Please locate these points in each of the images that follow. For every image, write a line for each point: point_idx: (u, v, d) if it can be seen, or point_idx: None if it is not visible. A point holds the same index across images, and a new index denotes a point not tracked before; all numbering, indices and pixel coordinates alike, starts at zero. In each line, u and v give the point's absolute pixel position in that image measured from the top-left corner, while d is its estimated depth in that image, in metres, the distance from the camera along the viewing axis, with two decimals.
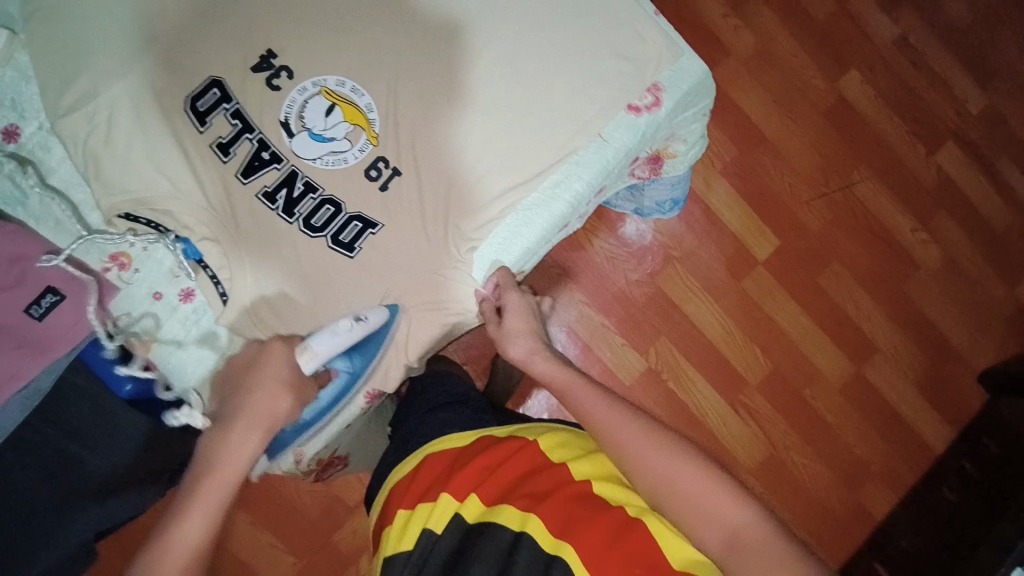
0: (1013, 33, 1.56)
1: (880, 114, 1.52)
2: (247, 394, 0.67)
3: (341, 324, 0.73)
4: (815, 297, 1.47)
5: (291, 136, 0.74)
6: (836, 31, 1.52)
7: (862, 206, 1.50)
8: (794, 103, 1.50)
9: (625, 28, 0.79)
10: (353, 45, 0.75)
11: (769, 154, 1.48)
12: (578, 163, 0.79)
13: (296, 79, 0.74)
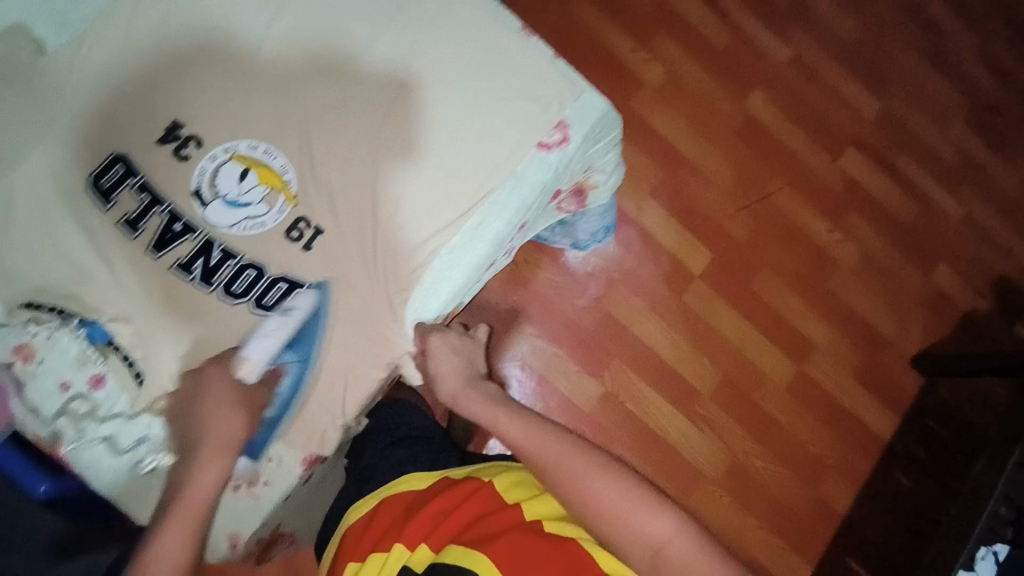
0: (891, 46, 1.72)
1: (786, 129, 1.64)
2: (202, 417, 0.62)
3: (268, 324, 0.71)
4: (751, 303, 1.54)
5: (205, 204, 0.72)
6: (736, 57, 1.65)
7: (780, 214, 1.60)
8: (707, 126, 1.61)
9: (528, 72, 0.83)
10: (262, 109, 0.75)
11: (691, 174, 1.57)
12: (495, 204, 0.81)
13: (205, 147, 0.73)
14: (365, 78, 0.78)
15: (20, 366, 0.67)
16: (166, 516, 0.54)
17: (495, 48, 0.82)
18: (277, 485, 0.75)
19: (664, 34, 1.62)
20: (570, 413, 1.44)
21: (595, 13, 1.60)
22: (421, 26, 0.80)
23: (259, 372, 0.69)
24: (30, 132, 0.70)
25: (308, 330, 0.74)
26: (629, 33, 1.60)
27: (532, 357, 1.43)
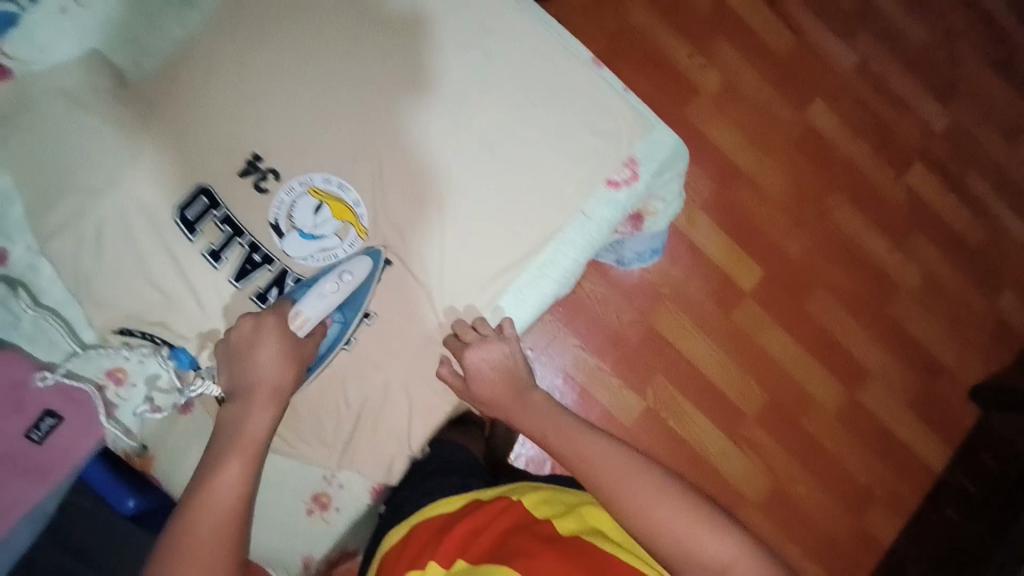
0: (970, 52, 1.60)
1: (849, 140, 1.56)
2: (253, 364, 0.65)
3: (326, 284, 0.70)
4: (802, 323, 1.49)
5: (282, 236, 0.74)
6: (800, 62, 1.56)
7: (838, 231, 1.53)
8: (765, 136, 1.54)
9: (598, 106, 0.81)
10: (334, 139, 0.76)
11: (746, 186, 1.51)
12: (563, 242, 0.80)
13: (283, 179, 0.75)
14: (434, 113, 0.77)
15: (112, 388, 0.71)
16: (222, 454, 0.58)
17: (565, 82, 0.80)
18: (345, 511, 0.77)
19: (724, 38, 1.55)
20: (611, 426, 1.42)
21: (651, 17, 1.54)
22: (491, 61, 0.79)
23: (309, 327, 0.70)
24: (117, 161, 0.71)
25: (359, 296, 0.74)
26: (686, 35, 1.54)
27: (575, 369, 1.42)
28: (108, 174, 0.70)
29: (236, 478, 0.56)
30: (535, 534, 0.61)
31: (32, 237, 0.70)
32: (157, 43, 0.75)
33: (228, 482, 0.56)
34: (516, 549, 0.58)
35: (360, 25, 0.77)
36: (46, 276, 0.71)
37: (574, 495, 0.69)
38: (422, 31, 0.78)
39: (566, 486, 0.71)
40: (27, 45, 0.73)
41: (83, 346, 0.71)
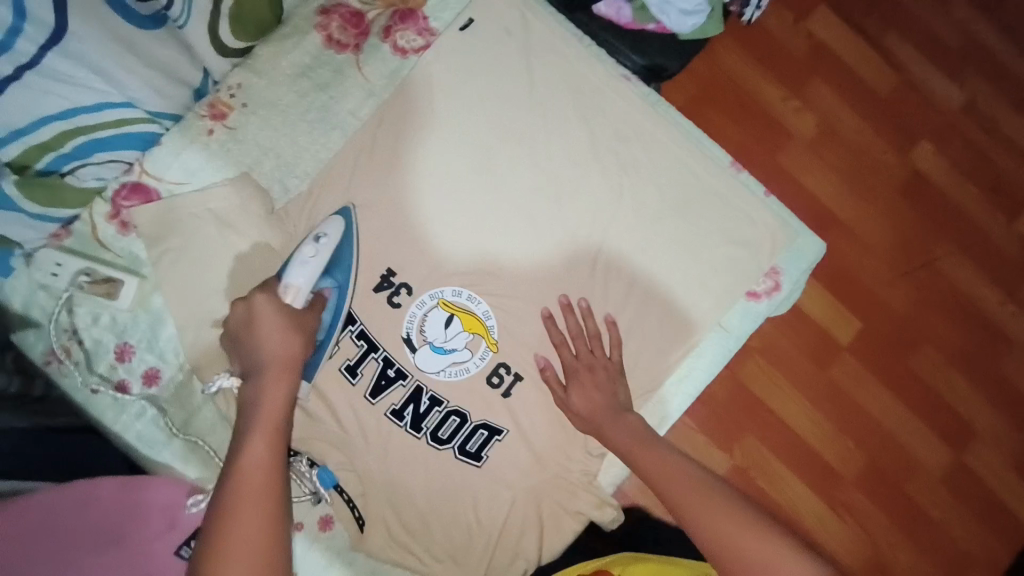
0: None
1: (959, 185, 1.16)
2: (256, 341, 0.64)
3: (305, 250, 0.69)
4: (911, 388, 1.12)
5: (415, 350, 0.74)
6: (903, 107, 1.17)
7: (947, 285, 1.14)
8: (862, 175, 1.15)
9: (736, 215, 0.78)
10: (467, 250, 0.76)
11: (843, 239, 1.14)
12: (701, 355, 0.77)
13: (415, 294, 0.75)
14: (572, 230, 0.77)
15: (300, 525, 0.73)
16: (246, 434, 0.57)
17: (700, 190, 0.78)
18: None
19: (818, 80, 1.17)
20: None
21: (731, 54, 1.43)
22: (630, 169, 0.78)
23: (304, 296, 0.67)
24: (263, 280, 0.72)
25: (342, 257, 0.72)
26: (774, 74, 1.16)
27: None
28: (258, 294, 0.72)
29: (267, 456, 0.55)
30: None
31: (186, 356, 0.71)
32: (298, 155, 0.74)
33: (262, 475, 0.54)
34: None
35: (496, 140, 0.77)
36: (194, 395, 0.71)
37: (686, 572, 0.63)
38: (557, 145, 0.78)
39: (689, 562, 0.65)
40: (158, 159, 0.71)
41: (230, 463, 0.71)
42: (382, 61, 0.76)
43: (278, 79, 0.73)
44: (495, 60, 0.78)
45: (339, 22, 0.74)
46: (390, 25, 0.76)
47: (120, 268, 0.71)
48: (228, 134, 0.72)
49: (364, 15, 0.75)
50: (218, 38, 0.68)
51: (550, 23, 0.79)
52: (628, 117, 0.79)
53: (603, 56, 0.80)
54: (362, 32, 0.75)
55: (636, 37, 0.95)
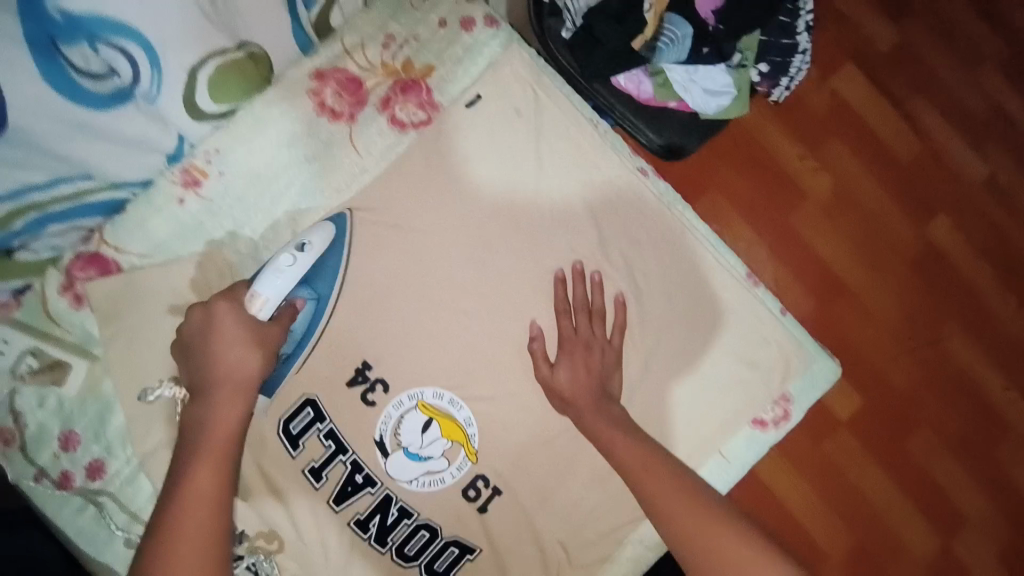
0: None
1: (971, 264, 1.15)
2: (214, 359, 0.56)
3: (284, 258, 0.61)
4: (904, 469, 1.09)
5: (387, 456, 0.68)
6: (923, 175, 1.16)
7: (952, 366, 1.13)
8: (876, 246, 1.14)
9: (748, 330, 0.73)
10: (453, 347, 0.70)
11: (849, 306, 1.11)
12: None
13: (392, 392, 0.69)
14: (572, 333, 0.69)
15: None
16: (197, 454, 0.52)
17: (712, 301, 0.73)
18: None
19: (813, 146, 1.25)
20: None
21: None
22: (647, 271, 0.72)
23: (271, 309, 0.60)
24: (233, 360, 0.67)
25: (323, 266, 0.67)
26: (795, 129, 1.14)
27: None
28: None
29: (211, 494, 0.49)
30: None
31: (135, 449, 0.65)
32: (276, 233, 0.68)
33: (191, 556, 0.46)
34: None
35: (499, 231, 0.71)
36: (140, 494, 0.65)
37: None
38: (565, 240, 0.72)
39: None
40: (122, 227, 0.64)
41: None
42: (378, 135, 0.70)
43: (261, 148, 0.67)
44: (503, 140, 0.72)
45: (334, 88, 0.68)
46: (390, 97, 0.70)
47: (71, 348, 0.64)
48: (202, 205, 0.66)
49: (363, 82, 0.69)
50: (195, 101, 0.60)
51: (569, 104, 0.73)
52: (641, 216, 0.73)
53: (618, 143, 0.74)
54: (360, 101, 0.69)
55: (654, 114, 0.88)
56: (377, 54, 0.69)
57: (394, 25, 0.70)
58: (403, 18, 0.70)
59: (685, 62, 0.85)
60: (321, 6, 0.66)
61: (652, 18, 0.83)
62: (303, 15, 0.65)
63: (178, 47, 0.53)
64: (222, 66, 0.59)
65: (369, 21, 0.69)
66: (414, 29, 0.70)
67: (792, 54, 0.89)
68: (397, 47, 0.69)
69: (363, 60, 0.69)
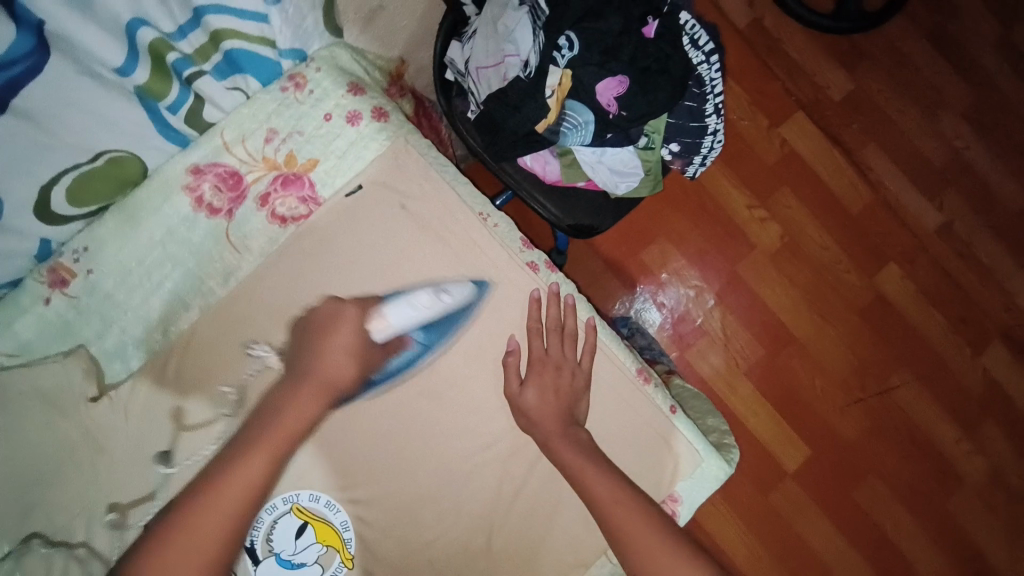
0: (994, 224, 1.59)
1: (920, 310, 1.56)
2: (323, 349, 0.65)
3: (420, 297, 0.70)
4: (854, 517, 1.50)
5: (256, 562, 0.65)
6: (871, 222, 1.57)
7: (898, 411, 1.54)
8: (827, 300, 1.55)
9: (638, 425, 0.72)
10: (323, 447, 0.68)
11: (796, 355, 1.54)
12: None
13: (265, 496, 0.66)
14: (464, 422, 0.70)
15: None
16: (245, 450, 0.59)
17: (601, 396, 0.73)
18: None
19: (788, 188, 1.56)
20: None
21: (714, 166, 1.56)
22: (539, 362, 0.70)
23: (387, 334, 0.68)
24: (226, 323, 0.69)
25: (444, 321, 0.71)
26: (748, 184, 1.56)
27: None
28: (104, 473, 0.64)
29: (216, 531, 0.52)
30: None
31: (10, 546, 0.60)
32: (144, 332, 0.67)
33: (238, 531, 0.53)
34: None
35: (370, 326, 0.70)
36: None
37: None
38: (452, 332, 0.71)
39: None
40: None
41: None
42: (257, 229, 0.69)
43: (135, 243, 0.66)
44: (390, 233, 0.71)
45: (212, 181, 0.67)
46: (269, 191, 0.69)
47: None
48: (68, 304, 0.64)
49: (242, 176, 0.68)
50: (50, 210, 0.59)
51: (457, 194, 0.72)
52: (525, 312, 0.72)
53: (508, 237, 0.73)
54: (239, 195, 0.68)
55: (564, 194, 0.90)
56: (257, 148, 0.68)
57: (276, 119, 0.69)
58: (286, 112, 0.69)
59: (590, 145, 0.85)
60: (190, 107, 0.64)
61: (554, 104, 0.81)
62: (168, 117, 0.63)
63: (18, 174, 0.54)
64: (80, 176, 0.59)
65: (251, 115, 0.68)
66: (297, 122, 0.69)
67: (702, 136, 0.89)
68: (279, 141, 0.69)
69: (242, 154, 0.68)
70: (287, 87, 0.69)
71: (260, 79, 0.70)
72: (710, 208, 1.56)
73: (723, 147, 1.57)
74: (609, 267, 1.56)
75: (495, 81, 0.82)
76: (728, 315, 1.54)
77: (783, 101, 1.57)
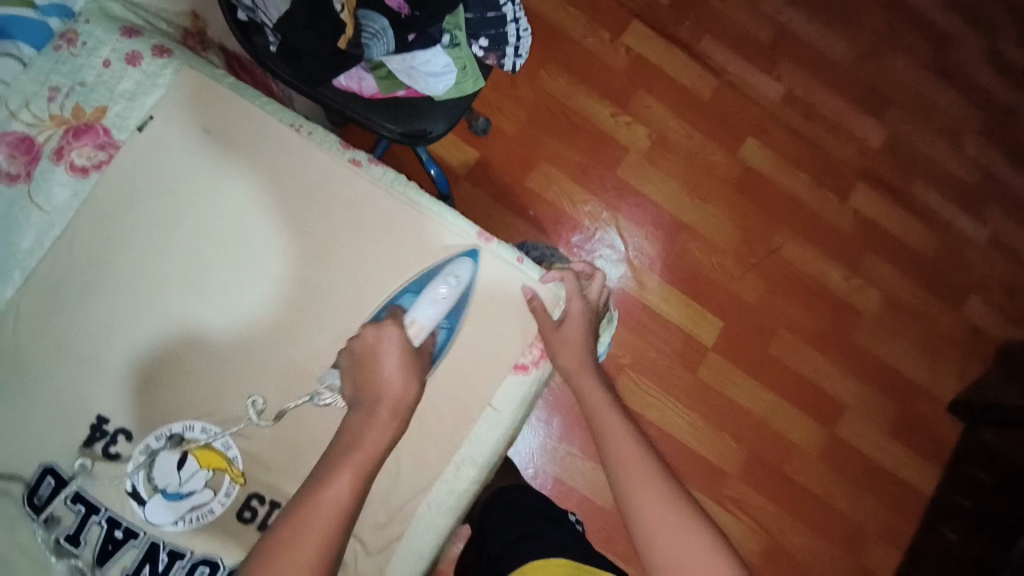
0: (831, 80, 1.70)
1: (786, 174, 1.64)
2: (379, 373, 0.66)
3: (438, 290, 0.72)
4: (773, 371, 1.57)
5: (143, 503, 0.68)
6: (723, 102, 1.65)
7: (791, 267, 1.61)
8: (701, 182, 1.62)
9: (498, 283, 0.78)
10: (186, 370, 0.72)
11: (692, 238, 1.59)
12: (476, 442, 0.76)
13: (135, 438, 0.70)
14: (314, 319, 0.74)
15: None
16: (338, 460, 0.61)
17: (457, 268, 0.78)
18: None
19: (642, 90, 1.63)
20: (596, 521, 1.30)
21: (569, 83, 1.59)
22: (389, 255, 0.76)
23: (423, 335, 0.72)
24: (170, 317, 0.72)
25: (460, 304, 0.76)
26: (605, 93, 1.61)
27: (565, 474, 1.30)
28: None
29: (334, 508, 0.58)
30: None
31: None
32: None
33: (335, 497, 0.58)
34: None
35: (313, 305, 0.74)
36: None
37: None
38: (356, 272, 0.76)
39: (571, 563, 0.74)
40: None
41: None
42: (58, 186, 0.71)
43: None
44: (315, 219, 0.76)
45: (5, 150, 0.70)
46: (62, 145, 0.71)
47: None
48: None
49: (33, 139, 0.70)
50: None
51: (449, 226, 0.78)
52: (427, 240, 0.77)
53: (325, 142, 0.76)
54: (34, 157, 0.70)
55: (386, 105, 0.93)
56: (43, 108, 0.71)
57: (58, 77, 0.71)
58: (64, 68, 0.72)
59: (397, 53, 0.88)
60: None
61: (349, 18, 0.84)
62: None
63: None
64: None
65: (31, 79, 0.71)
66: (78, 75, 0.72)
67: (504, 25, 0.93)
68: (62, 97, 0.71)
69: (30, 117, 0.70)
70: (60, 44, 0.72)
71: (32, 43, 0.73)
72: (576, 121, 1.59)
73: (573, 64, 1.60)
74: (499, 198, 1.54)
75: (283, 7, 0.84)
76: (619, 217, 1.58)
77: (616, 13, 1.64)
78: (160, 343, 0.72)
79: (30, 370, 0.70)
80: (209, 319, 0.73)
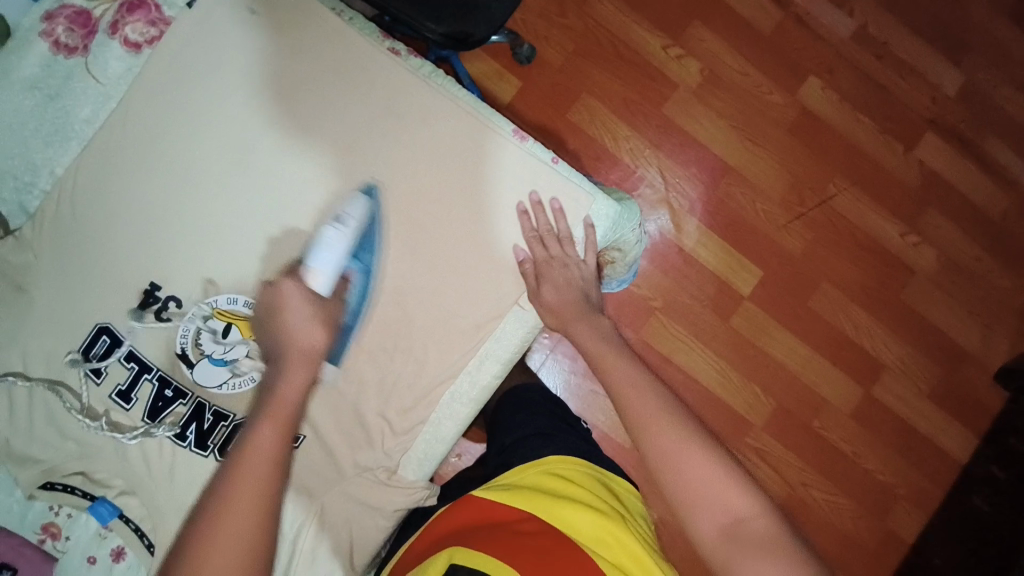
0: (910, 17, 1.54)
1: (847, 118, 1.53)
2: (282, 325, 0.64)
3: (329, 233, 0.70)
4: (811, 324, 1.51)
5: (192, 366, 0.75)
6: (786, 38, 1.53)
7: (841, 218, 1.52)
8: (753, 123, 1.52)
9: (530, 182, 0.79)
10: (220, 241, 0.76)
11: (738, 183, 1.51)
12: (501, 339, 0.79)
13: (186, 307, 0.76)
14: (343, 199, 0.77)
15: (50, 543, 0.74)
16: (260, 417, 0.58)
17: (491, 163, 0.78)
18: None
19: (699, 22, 1.52)
20: None
21: (620, 12, 1.50)
22: (419, 144, 0.78)
23: (329, 283, 0.69)
24: (209, 188, 0.77)
25: (368, 235, 0.75)
26: (658, 23, 1.51)
27: (587, 414, 1.26)
28: (43, 312, 0.74)
29: (270, 447, 0.55)
30: (519, 529, 0.65)
31: None
32: (33, 175, 0.77)
33: (264, 442, 0.55)
34: (521, 526, 0.65)
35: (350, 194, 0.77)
36: (28, 428, 0.73)
37: (579, 471, 0.75)
38: (392, 166, 0.78)
39: (578, 462, 0.77)
40: None
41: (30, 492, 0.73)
42: (114, 59, 0.76)
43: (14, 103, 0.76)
44: (353, 111, 0.78)
45: (64, 23, 0.75)
46: (117, 20, 0.76)
47: None
48: None
49: (89, 13, 0.76)
50: None
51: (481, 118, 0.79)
52: (471, 143, 0.78)
53: (365, 30, 0.79)
54: (90, 30, 0.76)
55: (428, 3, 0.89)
56: None
57: None
58: None
59: None
60: None
61: None
62: None
63: None
64: None
65: None
66: None
67: None
68: None
69: None
70: None
71: None
72: (625, 52, 1.50)
73: None
74: (538, 129, 1.49)
75: None
76: (662, 156, 1.50)
77: None
78: (202, 214, 0.76)
79: (79, 230, 0.76)
80: (239, 190, 0.77)
